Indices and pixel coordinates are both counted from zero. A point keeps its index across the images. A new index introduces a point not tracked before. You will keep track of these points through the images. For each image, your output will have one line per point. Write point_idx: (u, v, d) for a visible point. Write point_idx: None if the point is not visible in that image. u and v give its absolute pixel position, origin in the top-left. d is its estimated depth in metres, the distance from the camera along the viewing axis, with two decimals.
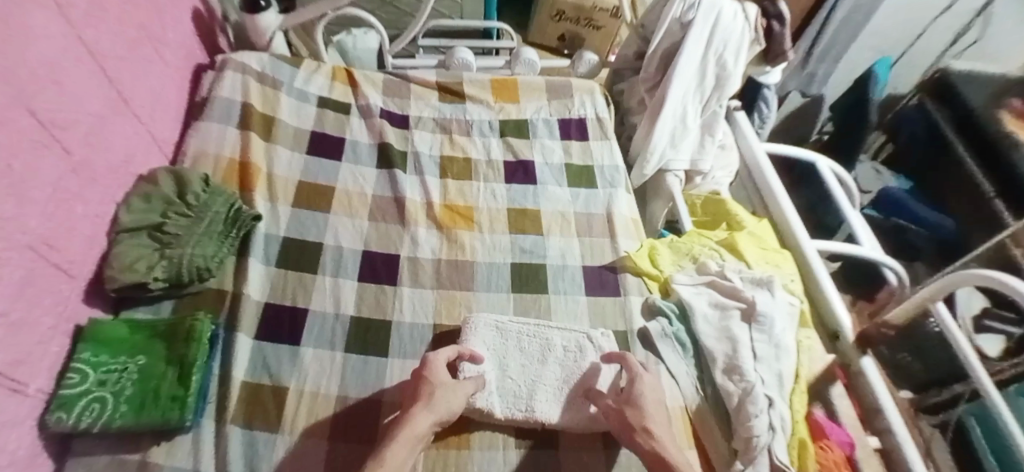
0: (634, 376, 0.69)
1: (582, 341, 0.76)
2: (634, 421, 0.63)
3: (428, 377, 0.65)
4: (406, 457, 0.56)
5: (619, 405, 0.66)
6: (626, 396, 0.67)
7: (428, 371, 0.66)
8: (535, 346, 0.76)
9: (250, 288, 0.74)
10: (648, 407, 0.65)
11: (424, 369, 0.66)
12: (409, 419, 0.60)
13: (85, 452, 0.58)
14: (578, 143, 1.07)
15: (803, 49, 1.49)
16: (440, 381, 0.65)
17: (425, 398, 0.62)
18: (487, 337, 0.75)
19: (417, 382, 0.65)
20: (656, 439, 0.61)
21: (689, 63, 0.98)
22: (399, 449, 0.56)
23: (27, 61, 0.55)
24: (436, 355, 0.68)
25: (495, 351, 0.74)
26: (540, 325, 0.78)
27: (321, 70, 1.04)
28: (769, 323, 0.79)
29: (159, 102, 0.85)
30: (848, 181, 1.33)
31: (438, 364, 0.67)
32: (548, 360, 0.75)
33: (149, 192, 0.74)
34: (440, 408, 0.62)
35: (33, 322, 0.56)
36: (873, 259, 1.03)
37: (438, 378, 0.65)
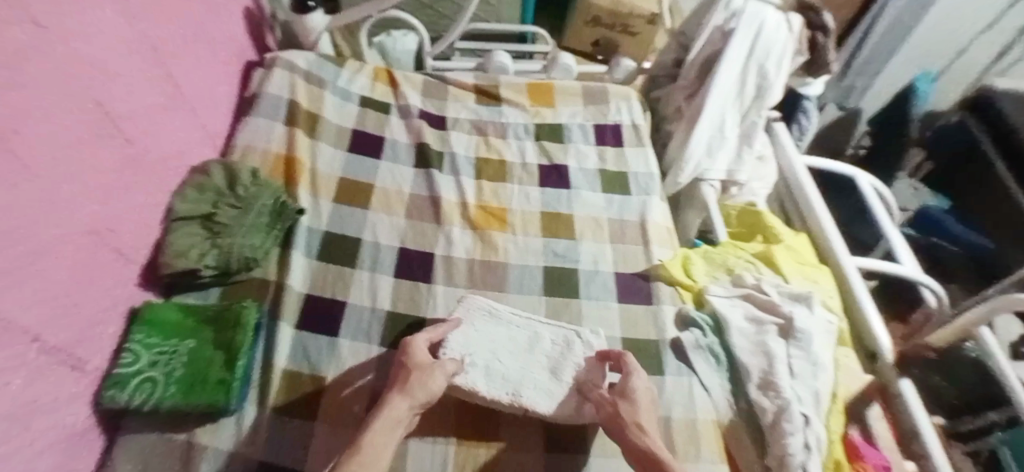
0: (628, 375, 0.67)
1: (570, 336, 0.75)
2: (626, 419, 0.62)
3: (406, 362, 0.65)
4: (387, 441, 0.56)
5: (611, 402, 0.65)
6: (620, 392, 0.66)
7: (406, 354, 0.65)
8: (524, 335, 0.75)
9: (292, 279, 0.77)
10: (642, 406, 0.64)
11: (403, 353, 0.66)
12: (386, 401, 0.60)
13: (136, 429, 0.61)
14: (613, 149, 1.06)
15: (844, 56, 1.50)
16: (417, 363, 0.64)
17: (402, 382, 0.62)
18: (477, 321, 0.75)
19: (397, 366, 0.65)
20: (646, 436, 0.60)
21: (729, 72, 0.97)
22: (379, 434, 0.56)
23: (95, 54, 0.58)
24: (415, 339, 0.68)
25: (483, 334, 0.74)
26: (529, 318, 0.77)
27: (364, 70, 1.07)
28: (807, 339, 0.77)
29: (212, 97, 0.88)
30: (888, 198, 1.29)
31: (417, 347, 0.66)
32: (536, 350, 0.74)
33: (202, 183, 0.77)
34: (417, 392, 0.61)
35: (92, 303, 0.59)
36: (909, 278, 0.99)
37: (416, 359, 0.65)
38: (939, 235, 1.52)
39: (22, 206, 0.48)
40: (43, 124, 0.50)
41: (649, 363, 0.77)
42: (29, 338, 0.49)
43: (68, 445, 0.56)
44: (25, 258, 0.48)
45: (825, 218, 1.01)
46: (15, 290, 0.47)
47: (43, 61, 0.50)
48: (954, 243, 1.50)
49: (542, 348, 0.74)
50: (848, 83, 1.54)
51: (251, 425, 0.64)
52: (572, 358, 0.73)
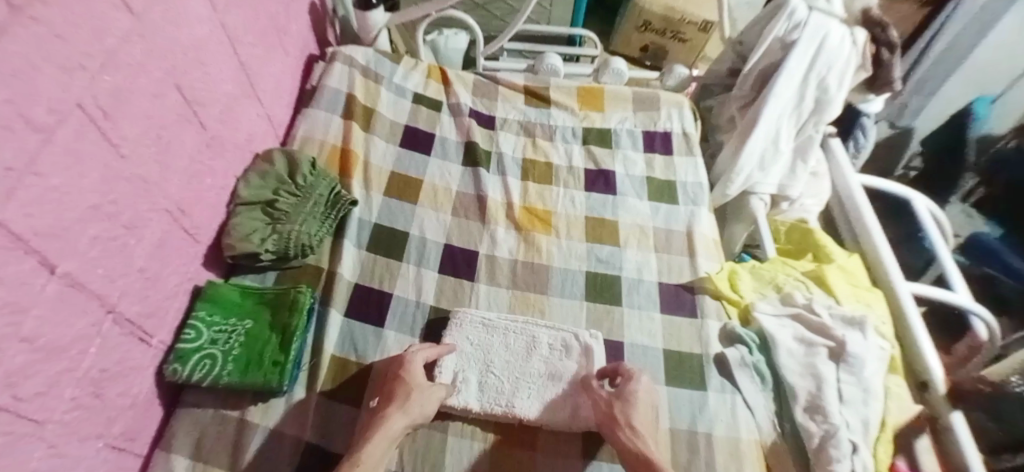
0: (625, 386, 0.68)
1: (568, 340, 0.76)
2: (619, 417, 0.65)
3: (405, 378, 0.65)
4: (381, 456, 0.59)
5: (608, 402, 0.68)
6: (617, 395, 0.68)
7: (405, 369, 0.66)
8: (519, 349, 0.76)
9: (343, 267, 0.79)
10: (637, 408, 0.66)
11: (401, 368, 0.67)
12: (385, 420, 0.61)
13: (194, 404, 0.64)
14: (662, 157, 1.05)
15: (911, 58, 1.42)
16: (416, 382, 0.65)
17: (400, 399, 0.63)
18: (472, 333, 0.76)
19: (393, 381, 0.66)
20: (640, 439, 0.63)
21: (788, 85, 0.94)
22: (375, 448, 0.58)
23: (179, 43, 0.61)
24: (413, 355, 0.68)
25: (479, 349, 0.75)
26: (528, 322, 0.78)
27: (418, 68, 1.09)
28: (859, 365, 0.75)
29: (278, 88, 0.92)
30: (944, 223, 1.24)
31: (415, 362, 0.68)
32: (533, 357, 0.75)
33: (265, 170, 0.80)
34: (414, 411, 0.63)
35: (164, 278, 0.62)
36: (958, 305, 0.95)
37: (415, 380, 0.66)
38: (992, 265, 1.44)
39: (109, 183, 0.51)
40: (132, 107, 0.53)
41: (690, 377, 0.76)
42: (105, 309, 0.52)
43: (134, 412, 0.59)
44: (109, 233, 0.52)
45: (882, 239, 0.96)
46: (98, 263, 0.50)
47: (133, 48, 0.53)
48: (1006, 274, 1.42)
49: (536, 361, 0.75)
50: (901, 101, 1.49)
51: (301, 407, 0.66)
52: (567, 372, 0.74)
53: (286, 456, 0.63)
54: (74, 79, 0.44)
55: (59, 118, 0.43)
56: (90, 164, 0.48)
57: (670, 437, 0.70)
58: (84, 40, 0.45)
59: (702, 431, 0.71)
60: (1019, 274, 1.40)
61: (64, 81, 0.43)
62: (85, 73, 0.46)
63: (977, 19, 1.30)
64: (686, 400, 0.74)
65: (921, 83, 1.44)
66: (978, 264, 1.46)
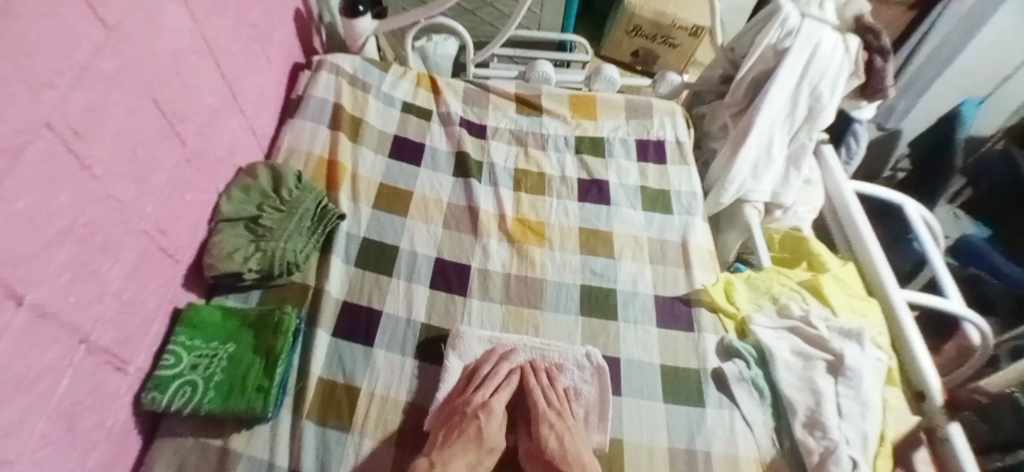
0: (558, 407, 0.68)
1: (581, 360, 0.73)
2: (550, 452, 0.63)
3: (480, 418, 0.64)
4: None
5: (550, 423, 0.65)
6: (563, 418, 0.66)
7: (487, 413, 0.65)
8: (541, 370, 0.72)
9: (331, 285, 0.77)
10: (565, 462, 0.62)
11: (481, 411, 0.64)
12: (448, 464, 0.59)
13: (174, 432, 0.61)
14: (655, 166, 1.04)
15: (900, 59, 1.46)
16: (489, 428, 0.63)
17: (462, 445, 0.61)
18: (466, 353, 0.73)
19: (462, 418, 0.64)
20: None
21: (781, 92, 0.93)
22: None
23: (157, 56, 0.59)
24: (494, 398, 0.67)
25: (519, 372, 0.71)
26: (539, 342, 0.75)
27: (407, 76, 1.06)
28: (857, 378, 0.74)
29: (262, 98, 0.89)
30: (936, 226, 1.23)
31: (497, 407, 0.66)
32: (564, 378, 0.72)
33: (248, 185, 0.77)
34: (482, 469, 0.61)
35: (140, 302, 0.59)
36: (952, 312, 0.94)
37: (490, 429, 0.63)
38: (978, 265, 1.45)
39: (80, 206, 0.48)
40: (106, 123, 0.51)
41: (688, 392, 0.75)
42: (78, 338, 0.49)
43: (109, 445, 0.56)
44: (82, 259, 0.49)
45: (876, 248, 0.96)
46: (69, 290, 0.47)
47: (106, 62, 0.50)
48: (994, 276, 1.42)
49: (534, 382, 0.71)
50: (889, 104, 1.52)
51: (287, 435, 0.64)
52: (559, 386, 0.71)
53: None
54: (42, 97, 0.42)
55: (27, 139, 0.40)
56: (59, 185, 0.45)
57: (668, 458, 0.69)
58: (54, 55, 0.43)
59: (701, 450, 0.69)
60: (1007, 276, 1.40)
61: (33, 100, 0.40)
62: (53, 91, 0.43)
63: (962, 24, 1.34)
64: (684, 416, 0.72)
65: (910, 83, 1.48)
66: (964, 264, 1.47)
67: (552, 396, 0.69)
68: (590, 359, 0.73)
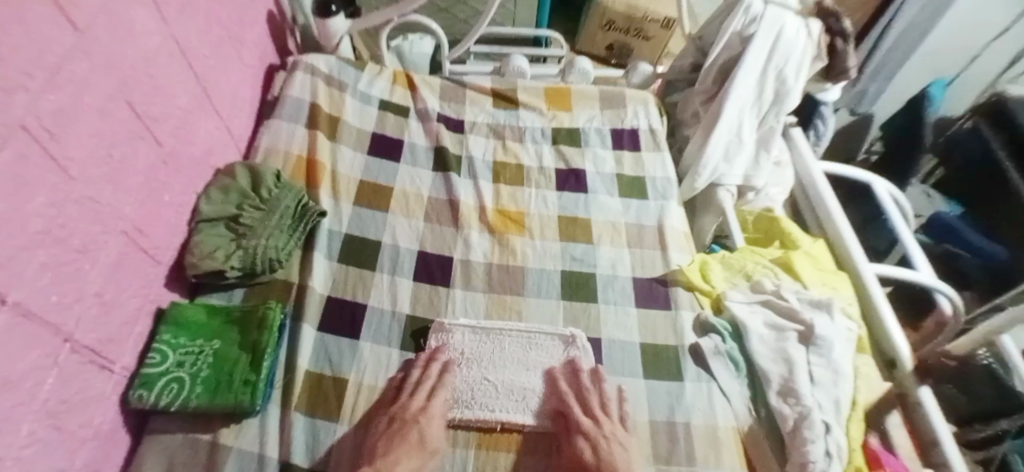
0: (598, 416, 0.68)
1: (566, 340, 0.77)
2: (590, 463, 0.63)
3: (419, 424, 0.64)
4: None
5: (592, 435, 0.66)
6: (602, 427, 0.67)
7: (427, 417, 0.66)
8: (511, 353, 0.76)
9: (314, 281, 0.78)
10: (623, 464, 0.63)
11: (422, 413, 0.66)
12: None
13: (163, 429, 0.62)
14: (630, 154, 1.06)
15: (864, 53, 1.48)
16: (428, 431, 0.64)
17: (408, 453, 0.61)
18: (462, 343, 0.75)
19: (402, 425, 0.64)
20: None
21: (748, 76, 0.96)
22: None
23: (128, 58, 0.59)
24: (433, 400, 0.67)
25: (476, 358, 0.75)
26: (529, 330, 0.78)
27: (383, 74, 1.08)
28: (827, 346, 0.77)
29: (237, 99, 0.90)
30: (904, 203, 1.27)
31: (436, 409, 0.67)
32: (529, 361, 0.75)
33: (227, 185, 0.78)
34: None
35: (122, 302, 0.60)
36: (923, 284, 0.97)
37: (430, 429, 0.65)
38: (953, 243, 1.50)
39: (57, 206, 0.49)
40: (79, 125, 0.51)
41: (668, 368, 0.78)
42: (61, 337, 0.50)
43: (97, 443, 0.57)
44: (61, 259, 0.50)
45: (846, 226, 0.99)
46: (49, 290, 0.48)
47: (78, 65, 0.51)
48: (970, 252, 1.48)
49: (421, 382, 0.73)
50: (860, 88, 1.55)
51: (275, 428, 0.65)
52: (601, 387, 0.72)
53: None
54: (14, 99, 0.42)
55: (2, 140, 0.41)
56: (35, 186, 0.45)
57: (650, 431, 0.71)
58: (26, 57, 0.43)
59: (681, 421, 0.72)
60: (984, 252, 1.46)
61: (5, 102, 0.41)
62: (25, 93, 0.43)
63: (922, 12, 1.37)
64: (664, 391, 0.75)
65: (877, 70, 1.51)
66: (940, 242, 1.51)
67: (591, 406, 0.69)
68: (576, 340, 0.77)
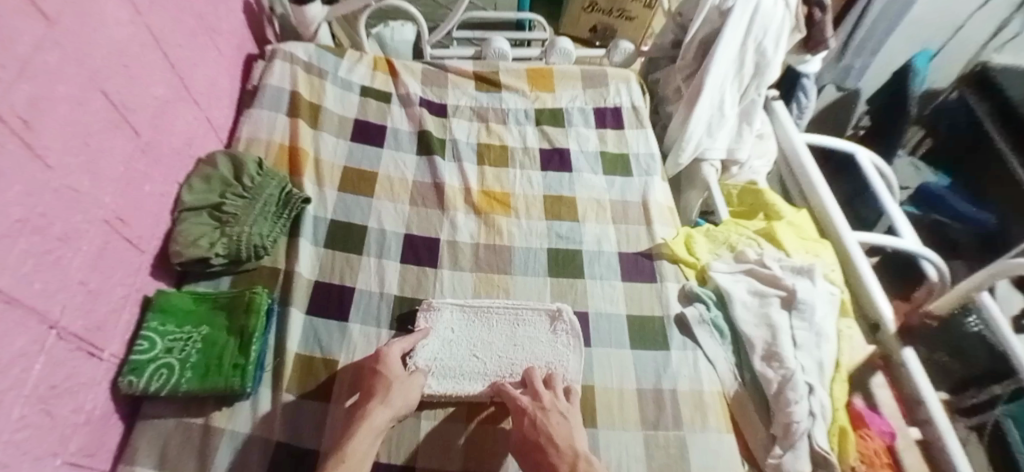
0: (538, 393, 0.67)
1: (552, 314, 0.78)
2: (531, 439, 0.61)
3: (383, 371, 0.66)
4: (367, 448, 0.58)
5: (530, 411, 0.64)
6: (542, 402, 0.65)
7: (383, 363, 0.67)
8: (499, 328, 0.77)
9: (301, 266, 0.78)
10: (563, 430, 0.62)
11: (377, 363, 0.67)
12: (367, 413, 0.60)
13: (155, 415, 0.63)
14: (613, 131, 1.07)
15: (842, 37, 1.38)
16: (394, 374, 0.66)
17: (381, 394, 0.63)
18: (448, 321, 0.77)
19: (372, 376, 0.65)
20: (544, 452, 0.60)
21: (727, 50, 0.96)
22: (360, 440, 0.58)
23: (99, 48, 0.59)
24: (389, 347, 0.69)
25: (457, 332, 0.76)
26: (516, 306, 0.79)
27: (363, 60, 1.07)
28: (809, 310, 0.78)
29: (216, 90, 0.89)
30: (888, 173, 1.27)
31: (392, 358, 0.68)
32: (517, 335, 0.77)
33: (208, 174, 0.79)
34: (395, 402, 0.63)
35: (107, 290, 0.60)
36: (910, 251, 0.97)
37: (392, 372, 0.66)
38: (941, 212, 1.50)
39: (36, 195, 0.49)
40: (53, 114, 0.51)
41: (654, 338, 0.79)
42: (47, 325, 0.50)
43: (89, 428, 0.57)
44: (44, 247, 0.50)
45: (828, 193, 1.00)
46: (33, 278, 0.48)
47: (49, 56, 0.50)
48: (959, 221, 1.49)
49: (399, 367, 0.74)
50: (845, 64, 1.44)
51: (267, 408, 0.66)
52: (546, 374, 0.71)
53: (261, 457, 0.62)
54: None
55: None
56: (14, 174, 0.46)
57: (637, 398, 0.73)
58: None
59: (668, 388, 0.74)
60: (968, 218, 1.48)
61: None
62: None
63: None
64: (651, 360, 0.77)
65: (864, 43, 1.39)
66: (927, 212, 1.52)
67: (532, 383, 0.68)
68: (562, 313, 0.78)
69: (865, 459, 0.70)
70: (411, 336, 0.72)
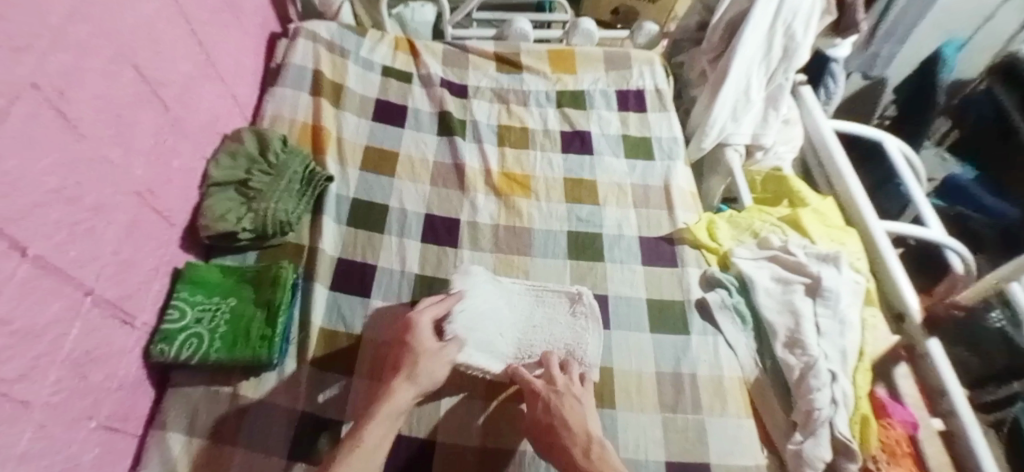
0: (553, 377, 0.67)
1: (573, 297, 0.78)
2: (543, 422, 0.61)
3: (410, 344, 0.65)
4: (387, 432, 0.58)
5: (544, 394, 0.64)
6: (556, 386, 0.65)
7: (413, 335, 0.66)
8: (523, 307, 0.77)
9: (324, 243, 0.79)
10: (575, 413, 0.62)
11: (408, 334, 0.66)
12: (391, 392, 0.60)
13: (185, 383, 0.65)
14: (636, 115, 1.05)
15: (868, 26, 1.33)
16: (422, 348, 0.65)
17: (407, 371, 0.63)
18: (480, 288, 0.76)
19: (401, 350, 0.65)
20: (558, 437, 0.60)
21: (755, 32, 0.93)
22: (379, 425, 0.57)
23: (128, 21, 0.59)
24: (420, 317, 0.68)
25: (488, 303, 0.75)
26: (534, 287, 0.79)
27: (385, 40, 1.07)
28: (834, 298, 0.77)
29: (241, 67, 0.90)
30: (916, 163, 1.24)
31: (421, 329, 0.67)
32: (540, 314, 0.77)
33: (235, 150, 0.80)
34: (423, 380, 0.62)
35: (139, 261, 0.62)
36: (936, 241, 0.95)
37: (422, 345, 0.65)
38: (964, 204, 1.48)
39: (70, 165, 0.50)
40: (85, 86, 0.52)
41: (673, 323, 0.79)
42: (82, 292, 0.52)
43: (122, 393, 0.59)
44: (78, 216, 0.51)
45: (856, 181, 0.97)
46: (68, 246, 0.49)
47: (81, 26, 0.51)
48: (979, 212, 1.45)
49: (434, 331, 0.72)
50: (874, 50, 1.39)
51: (292, 380, 0.67)
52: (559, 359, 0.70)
53: (285, 427, 0.64)
54: (22, 58, 0.43)
55: (13, 97, 0.42)
56: (48, 143, 0.46)
57: (656, 381, 0.73)
58: (30, 15, 0.43)
59: (687, 372, 0.74)
60: (992, 210, 1.44)
61: (13, 60, 0.42)
62: (34, 52, 0.44)
63: None
64: (671, 345, 0.77)
65: (893, 29, 1.34)
66: (953, 205, 1.49)
67: (549, 366, 0.68)
68: (582, 297, 0.78)
69: (887, 448, 0.69)
70: (444, 301, 0.70)
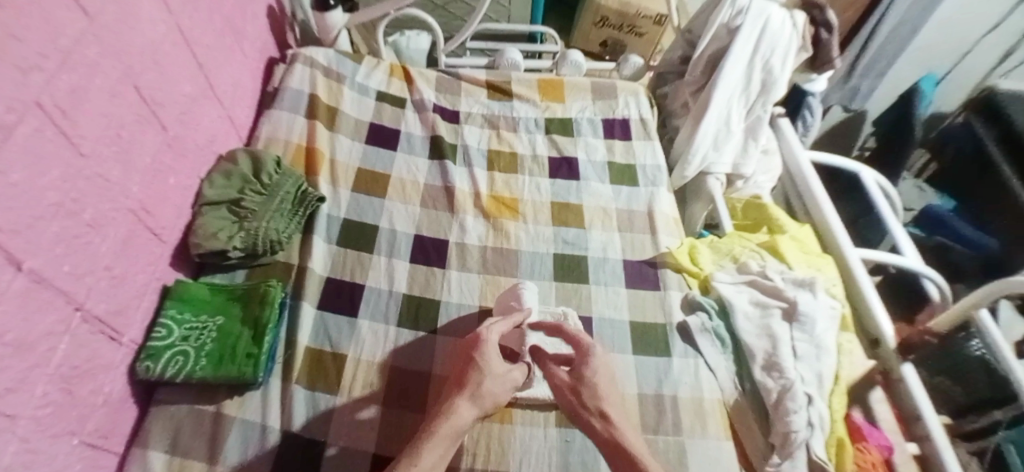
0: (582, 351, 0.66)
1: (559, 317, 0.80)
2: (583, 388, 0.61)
3: (478, 363, 0.62)
4: (443, 452, 0.54)
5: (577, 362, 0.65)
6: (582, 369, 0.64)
7: (480, 352, 0.63)
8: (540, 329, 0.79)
9: (313, 262, 0.81)
10: (603, 387, 0.61)
11: (474, 350, 0.64)
12: (453, 409, 0.57)
13: (168, 401, 0.65)
14: (621, 142, 1.09)
15: (848, 62, 1.41)
16: (488, 366, 0.62)
17: (471, 386, 0.59)
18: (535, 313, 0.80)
19: (467, 362, 0.63)
20: (605, 420, 0.58)
21: (735, 67, 0.98)
22: (436, 445, 0.54)
23: (134, 45, 0.61)
24: (489, 334, 0.66)
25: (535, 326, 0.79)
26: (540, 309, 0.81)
27: (380, 67, 1.10)
28: (810, 323, 0.80)
29: (238, 89, 0.92)
30: (892, 193, 1.28)
31: (490, 349, 0.64)
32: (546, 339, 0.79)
33: (229, 170, 0.81)
34: (485, 402, 0.59)
35: (130, 277, 0.63)
36: (911, 269, 0.97)
37: (490, 364, 0.62)
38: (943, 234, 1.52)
39: (69, 181, 0.51)
40: (89, 106, 0.54)
41: (656, 345, 0.81)
42: (73, 307, 0.52)
43: (107, 410, 0.59)
44: (76, 232, 0.52)
45: (830, 209, 1.01)
46: (63, 260, 0.50)
47: (88, 48, 0.53)
48: (963, 244, 1.50)
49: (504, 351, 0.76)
50: (852, 85, 1.45)
51: (279, 397, 0.68)
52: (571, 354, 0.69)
53: (264, 446, 0.64)
54: (30, 78, 0.45)
55: (19, 117, 0.43)
56: (50, 160, 0.48)
57: (638, 401, 0.74)
58: (40, 38, 0.46)
59: (668, 394, 0.75)
60: (971, 241, 1.49)
61: (21, 80, 0.44)
62: (41, 72, 0.46)
63: (912, 13, 1.28)
64: (653, 366, 0.78)
65: (871, 64, 1.40)
66: (932, 234, 1.52)
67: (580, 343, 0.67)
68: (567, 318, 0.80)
69: None
70: (512, 319, 0.70)
